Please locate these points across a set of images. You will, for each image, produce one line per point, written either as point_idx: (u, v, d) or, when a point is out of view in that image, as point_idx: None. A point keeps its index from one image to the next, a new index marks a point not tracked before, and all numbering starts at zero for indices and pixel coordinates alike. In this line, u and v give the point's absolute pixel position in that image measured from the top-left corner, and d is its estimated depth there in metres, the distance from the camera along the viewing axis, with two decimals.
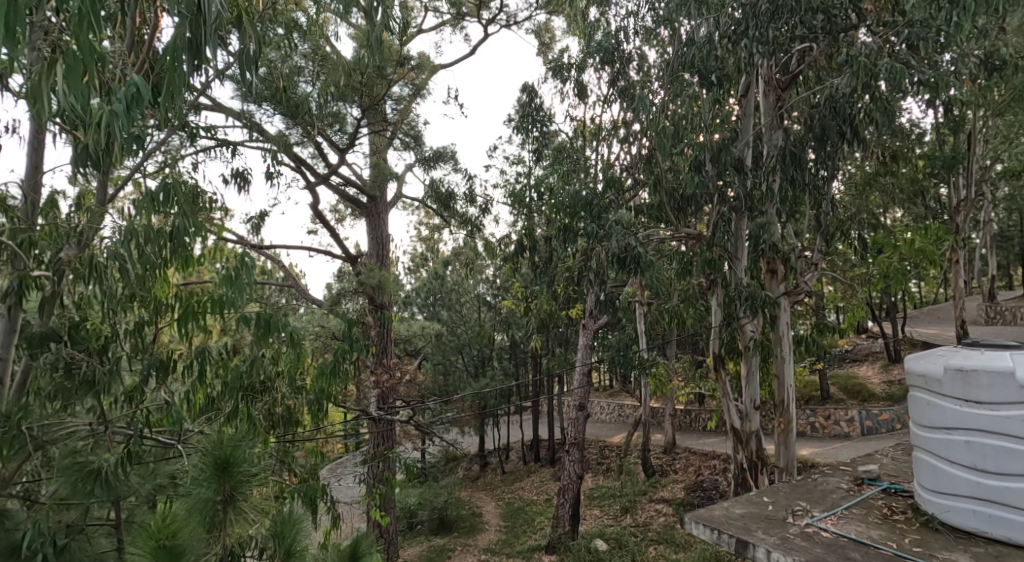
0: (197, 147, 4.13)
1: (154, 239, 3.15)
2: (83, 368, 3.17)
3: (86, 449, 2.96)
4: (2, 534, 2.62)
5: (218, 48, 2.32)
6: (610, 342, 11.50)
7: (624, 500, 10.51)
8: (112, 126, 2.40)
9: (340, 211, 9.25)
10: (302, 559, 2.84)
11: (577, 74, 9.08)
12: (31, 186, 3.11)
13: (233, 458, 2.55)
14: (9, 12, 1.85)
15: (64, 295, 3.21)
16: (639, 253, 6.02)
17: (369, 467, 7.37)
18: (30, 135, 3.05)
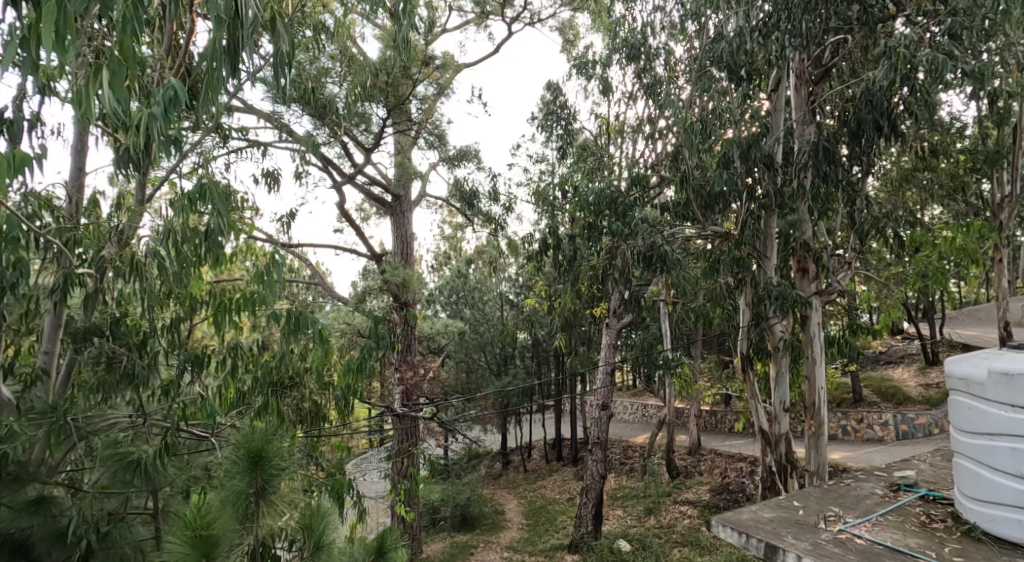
0: (229, 147, 4.22)
1: (189, 237, 3.22)
2: (124, 362, 3.33)
3: (127, 440, 3.10)
4: (50, 520, 2.66)
5: (255, 54, 2.36)
6: (634, 341, 11.42)
7: (648, 501, 10.43)
8: (150, 127, 2.46)
9: (365, 209, 9.36)
10: (330, 551, 2.88)
11: (603, 71, 9.03)
12: (76, 187, 3.25)
13: (266, 450, 2.59)
14: (59, 19, 1.89)
15: (105, 290, 3.30)
16: (665, 251, 5.99)
17: (394, 462, 7.44)
18: (76, 138, 3.19)
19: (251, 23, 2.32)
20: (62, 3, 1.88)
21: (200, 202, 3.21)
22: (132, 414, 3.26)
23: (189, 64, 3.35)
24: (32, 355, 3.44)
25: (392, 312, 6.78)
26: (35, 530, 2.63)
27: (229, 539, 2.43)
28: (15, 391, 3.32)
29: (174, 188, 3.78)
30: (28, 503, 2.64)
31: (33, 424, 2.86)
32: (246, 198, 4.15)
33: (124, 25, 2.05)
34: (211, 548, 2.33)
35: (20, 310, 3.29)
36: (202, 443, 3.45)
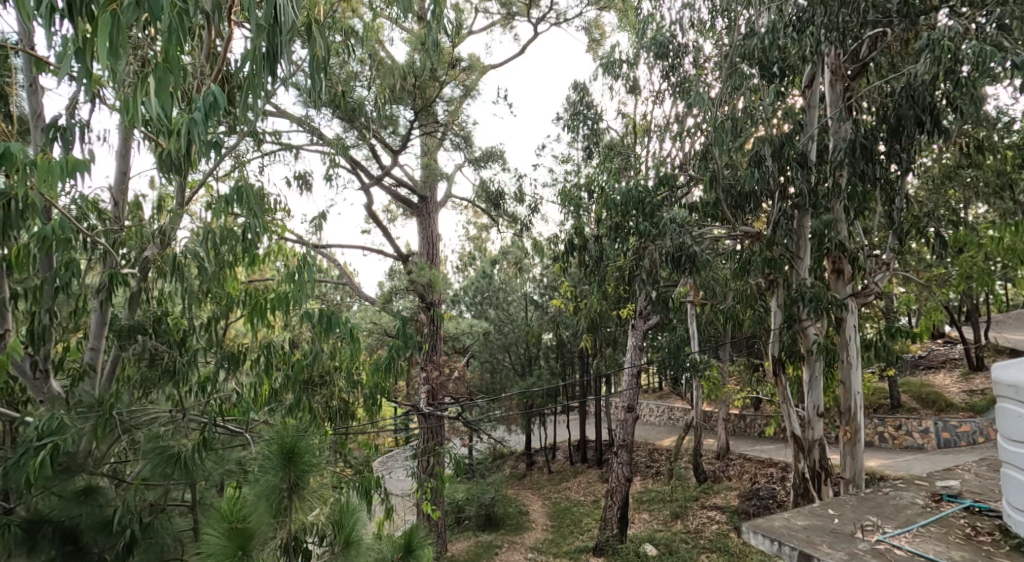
0: (262, 151, 4.28)
1: (226, 237, 3.27)
2: (165, 360, 3.46)
3: (167, 433, 3.14)
4: (96, 510, 2.80)
5: (294, 60, 2.35)
6: (661, 342, 11.28)
7: (675, 505, 10.27)
8: (191, 132, 2.51)
9: (392, 211, 9.43)
10: (359, 547, 2.90)
11: (631, 70, 8.92)
12: (120, 190, 3.35)
13: (298, 447, 2.67)
14: (113, 32, 1.92)
15: (147, 289, 3.39)
16: (693, 252, 5.90)
17: (420, 461, 7.46)
18: (120, 142, 3.28)
19: (288, 29, 2.34)
20: (114, 15, 1.92)
21: (237, 205, 3.26)
22: (172, 409, 3.30)
23: (228, 69, 3.42)
24: (80, 351, 3.58)
25: (419, 313, 6.80)
26: (83, 519, 2.76)
27: (263, 533, 2.51)
28: (66, 385, 3.50)
29: (211, 192, 3.85)
30: (76, 493, 2.77)
31: (82, 417, 2.91)
32: (278, 201, 4.20)
33: (169, 35, 2.06)
34: (247, 541, 2.42)
35: (69, 310, 3.41)
36: (234, 439, 3.53)
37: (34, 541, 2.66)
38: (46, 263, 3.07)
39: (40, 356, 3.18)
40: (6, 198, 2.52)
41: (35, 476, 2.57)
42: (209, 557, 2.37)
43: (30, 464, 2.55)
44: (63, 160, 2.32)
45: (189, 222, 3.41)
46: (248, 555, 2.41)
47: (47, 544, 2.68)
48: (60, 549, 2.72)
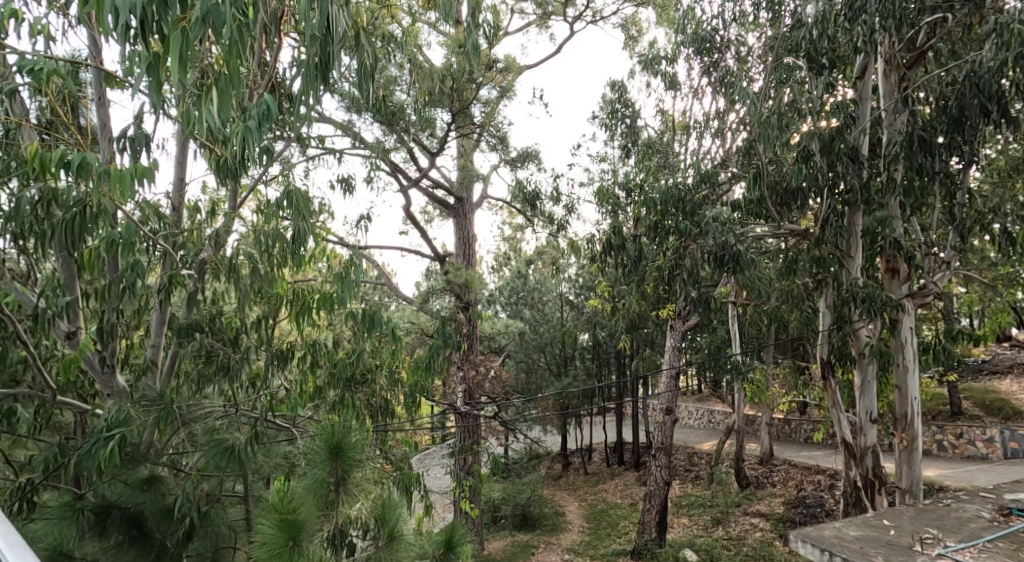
0: (307, 155, 4.36)
1: (277, 237, 3.33)
2: (220, 357, 3.58)
3: (223, 426, 3.24)
4: (158, 497, 2.91)
5: (346, 68, 2.31)
6: (702, 344, 11.08)
7: (716, 511, 10.03)
8: (247, 140, 2.55)
9: (429, 212, 9.52)
10: (403, 542, 2.93)
11: (670, 67, 8.75)
12: (178, 195, 3.49)
13: (345, 443, 2.76)
14: (183, 49, 1.93)
15: (203, 289, 3.50)
16: (737, 251, 5.76)
17: (458, 459, 7.49)
18: (178, 150, 3.41)
19: (340, 38, 2.29)
20: (184, 31, 1.92)
21: (285, 208, 3.33)
22: (225, 404, 3.42)
23: (277, 75, 3.50)
24: (142, 347, 3.74)
25: (456, 313, 6.82)
26: (147, 506, 2.89)
27: (312, 525, 2.56)
28: (130, 380, 3.67)
29: (261, 197, 3.96)
30: (141, 482, 2.92)
31: (146, 410, 3.06)
32: (322, 203, 4.27)
33: (231, 48, 2.01)
34: (297, 531, 2.46)
35: (131, 308, 3.56)
36: (280, 434, 3.61)
37: (104, 525, 2.83)
38: (113, 265, 3.26)
39: (106, 352, 3.38)
40: (81, 205, 2.63)
41: (105, 465, 2.72)
42: (262, 546, 2.43)
43: (100, 454, 2.67)
44: (133, 168, 2.37)
45: (238, 224, 3.52)
46: (299, 544, 2.44)
47: (115, 529, 2.85)
48: (127, 533, 2.89)
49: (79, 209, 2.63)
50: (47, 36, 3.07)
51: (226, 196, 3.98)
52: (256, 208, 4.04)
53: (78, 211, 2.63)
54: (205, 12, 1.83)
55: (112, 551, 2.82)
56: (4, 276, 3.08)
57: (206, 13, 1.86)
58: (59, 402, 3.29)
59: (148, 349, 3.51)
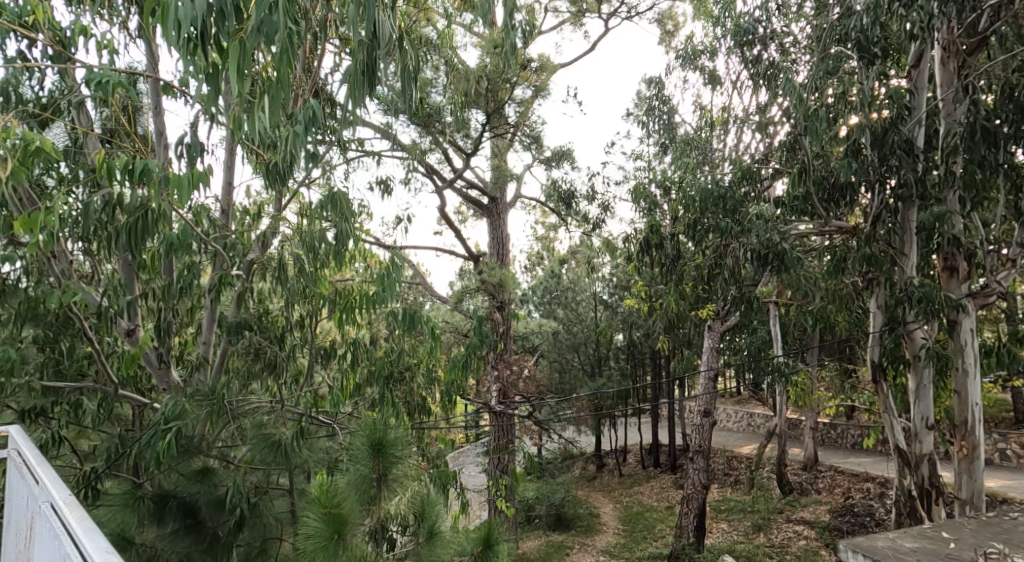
0: (347, 158, 4.41)
1: (318, 238, 3.37)
2: (268, 354, 3.61)
3: (270, 422, 3.33)
4: (211, 488, 3.04)
5: (392, 72, 2.29)
6: (742, 345, 10.82)
7: (757, 517, 9.77)
8: (294, 145, 2.60)
9: (463, 212, 9.55)
10: (441, 539, 2.99)
11: (709, 61, 8.55)
12: (227, 198, 3.58)
13: (387, 440, 2.79)
14: (240, 58, 1.96)
15: (251, 288, 3.60)
16: (782, 250, 5.60)
17: (492, 458, 7.48)
18: (228, 156, 3.49)
19: (387, 42, 2.28)
20: (242, 41, 1.96)
21: (329, 210, 3.37)
22: (272, 400, 3.50)
23: (319, 81, 3.57)
24: (194, 344, 3.87)
25: (491, 312, 6.80)
26: (200, 497, 3.01)
27: (355, 519, 2.67)
28: (183, 375, 3.81)
29: (302, 200, 4.02)
30: (195, 473, 3.05)
31: (199, 404, 3.13)
32: (362, 204, 4.31)
33: (285, 55, 2.03)
34: (343, 526, 2.56)
35: (184, 306, 3.68)
36: (322, 430, 3.74)
37: (162, 513, 2.96)
38: (169, 266, 3.37)
39: (162, 348, 3.49)
40: (142, 208, 2.70)
41: (162, 456, 2.84)
42: (309, 538, 2.52)
43: (158, 445, 2.78)
44: (191, 174, 2.44)
45: (283, 226, 3.59)
46: (344, 538, 2.55)
47: (171, 517, 2.97)
48: (182, 521, 3.00)
49: (141, 214, 2.70)
50: (111, 50, 3.20)
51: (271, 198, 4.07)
52: (299, 210, 4.10)
53: (140, 214, 2.70)
54: (258, 23, 1.86)
55: (169, 538, 2.95)
56: (71, 276, 3.23)
57: (260, 23, 1.89)
58: (121, 395, 3.45)
59: (200, 345, 3.61)
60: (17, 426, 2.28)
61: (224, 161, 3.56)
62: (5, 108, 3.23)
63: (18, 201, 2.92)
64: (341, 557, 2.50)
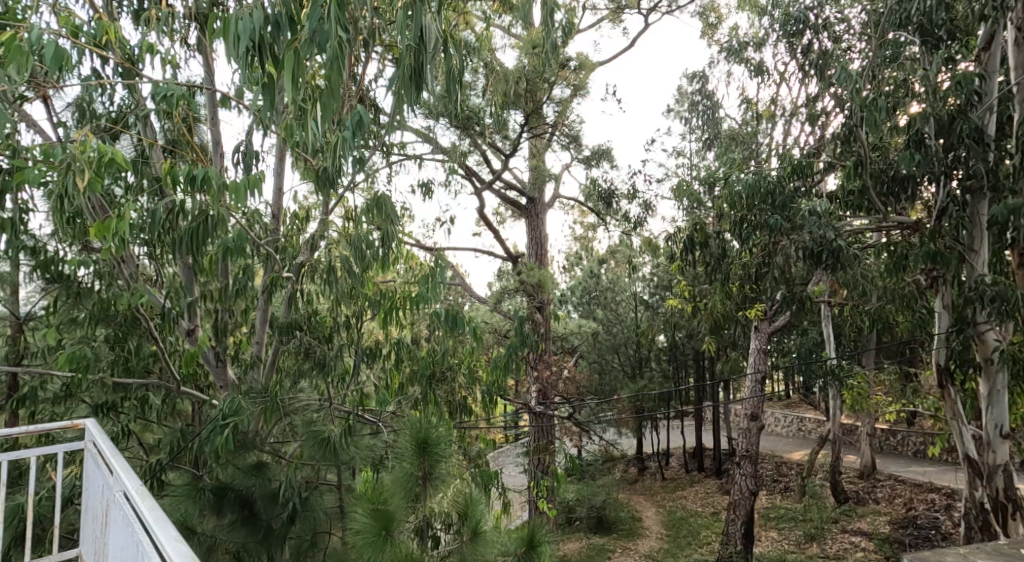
0: (389, 161, 4.40)
1: (365, 242, 3.37)
2: (318, 353, 3.71)
3: (319, 419, 3.42)
4: (264, 482, 3.19)
5: (439, 78, 2.22)
6: (792, 347, 10.42)
7: (809, 526, 9.37)
8: (343, 150, 2.63)
9: (501, 212, 9.49)
10: (485, 539, 2.97)
11: (756, 53, 8.23)
12: (277, 203, 3.65)
13: (430, 438, 2.86)
14: (294, 66, 1.96)
15: (302, 289, 3.64)
16: (839, 248, 5.31)
17: (532, 459, 7.40)
18: (280, 162, 3.58)
19: (434, 47, 2.21)
20: (297, 52, 1.98)
21: (374, 214, 3.35)
22: (320, 399, 3.61)
23: (364, 86, 3.56)
24: (248, 343, 3.96)
25: (532, 313, 6.70)
26: (255, 489, 3.16)
27: (400, 516, 2.77)
28: (239, 373, 3.91)
29: (346, 204, 4.02)
30: (251, 467, 3.21)
31: (253, 401, 3.24)
32: (404, 207, 4.30)
33: (336, 63, 2.00)
34: (389, 521, 2.67)
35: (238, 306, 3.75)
36: (367, 426, 3.68)
37: (221, 505, 3.08)
38: (225, 269, 3.44)
39: (219, 348, 3.60)
40: (203, 212, 2.77)
41: (221, 451, 2.95)
42: (359, 533, 2.64)
43: (217, 441, 2.88)
44: (248, 181, 2.55)
45: (331, 229, 3.60)
46: (390, 534, 2.65)
47: (229, 509, 3.09)
48: (240, 513, 3.13)
49: (202, 217, 2.78)
50: (174, 65, 3.30)
51: (317, 202, 4.10)
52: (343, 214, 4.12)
53: (201, 219, 2.77)
54: (312, 32, 1.90)
55: (227, 529, 3.09)
56: (139, 279, 3.34)
57: (313, 33, 1.90)
58: (183, 391, 3.62)
59: (254, 345, 3.70)
60: (92, 420, 2.56)
61: (275, 166, 3.76)
62: (80, 122, 3.31)
63: (91, 210, 3.01)
64: (388, 553, 2.61)
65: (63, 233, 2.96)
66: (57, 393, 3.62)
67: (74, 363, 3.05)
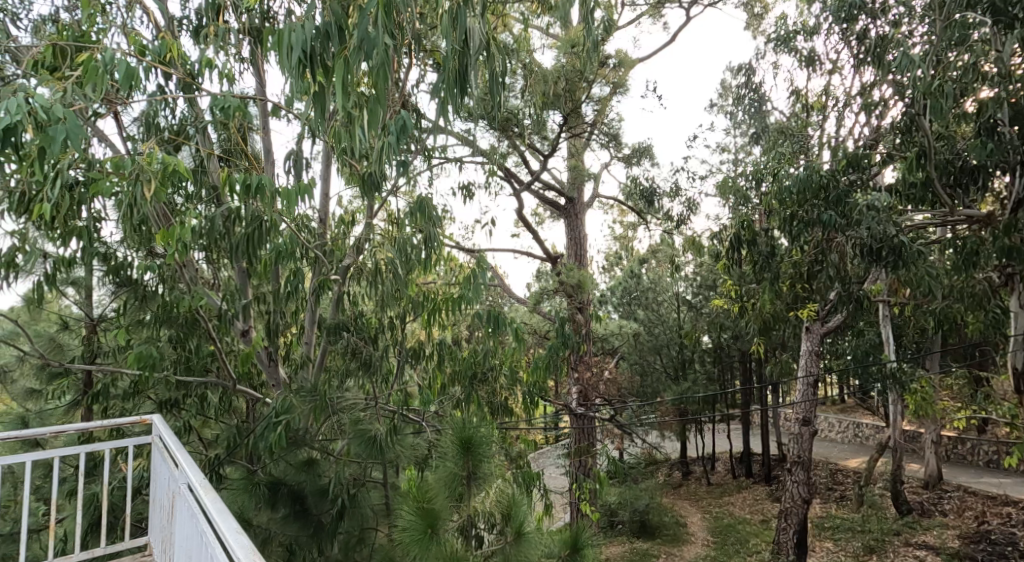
0: (430, 164, 4.34)
1: (409, 244, 3.33)
2: (364, 353, 3.64)
3: (366, 418, 3.45)
4: (314, 478, 3.22)
5: (483, 81, 2.14)
6: (847, 349, 9.94)
7: (868, 537, 8.91)
8: (388, 155, 2.60)
9: (539, 213, 9.35)
10: (531, 540, 2.85)
11: (806, 43, 7.84)
12: (324, 208, 3.66)
13: (475, 438, 2.82)
14: (343, 75, 1.92)
15: (348, 291, 3.63)
16: (901, 243, 4.98)
17: (573, 462, 7.24)
18: (327, 169, 3.59)
19: (479, 50, 2.13)
20: (347, 60, 1.94)
21: (417, 218, 3.30)
22: (366, 398, 3.62)
23: (406, 91, 3.52)
24: (298, 344, 3.99)
25: (572, 314, 6.55)
26: (306, 485, 3.20)
27: (446, 515, 2.71)
28: (290, 373, 3.95)
29: (390, 208, 3.99)
30: (302, 463, 3.25)
31: (305, 398, 3.27)
32: (445, 210, 4.25)
33: (381, 70, 1.95)
34: (435, 520, 2.61)
35: (288, 307, 3.75)
36: (410, 425, 3.71)
37: (275, 498, 3.13)
38: (276, 273, 3.45)
39: (272, 349, 3.67)
40: (258, 217, 2.79)
41: (275, 446, 3.04)
42: (404, 530, 2.61)
43: (271, 437, 2.95)
44: (299, 187, 2.56)
45: (376, 232, 3.58)
46: (437, 532, 2.60)
47: (283, 503, 3.15)
48: (291, 507, 3.19)
49: (256, 224, 2.79)
50: (230, 78, 3.32)
51: (361, 206, 4.09)
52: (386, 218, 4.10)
53: (256, 225, 2.79)
54: (359, 39, 1.84)
55: (280, 522, 3.16)
56: (199, 283, 3.38)
57: (361, 41, 1.86)
58: (239, 389, 3.67)
59: (304, 345, 3.78)
60: (158, 416, 2.69)
61: (322, 172, 3.78)
62: (147, 136, 3.32)
63: (157, 218, 3.01)
64: (433, 552, 2.55)
65: (131, 241, 3.00)
66: (124, 391, 3.71)
67: (141, 363, 3.09)
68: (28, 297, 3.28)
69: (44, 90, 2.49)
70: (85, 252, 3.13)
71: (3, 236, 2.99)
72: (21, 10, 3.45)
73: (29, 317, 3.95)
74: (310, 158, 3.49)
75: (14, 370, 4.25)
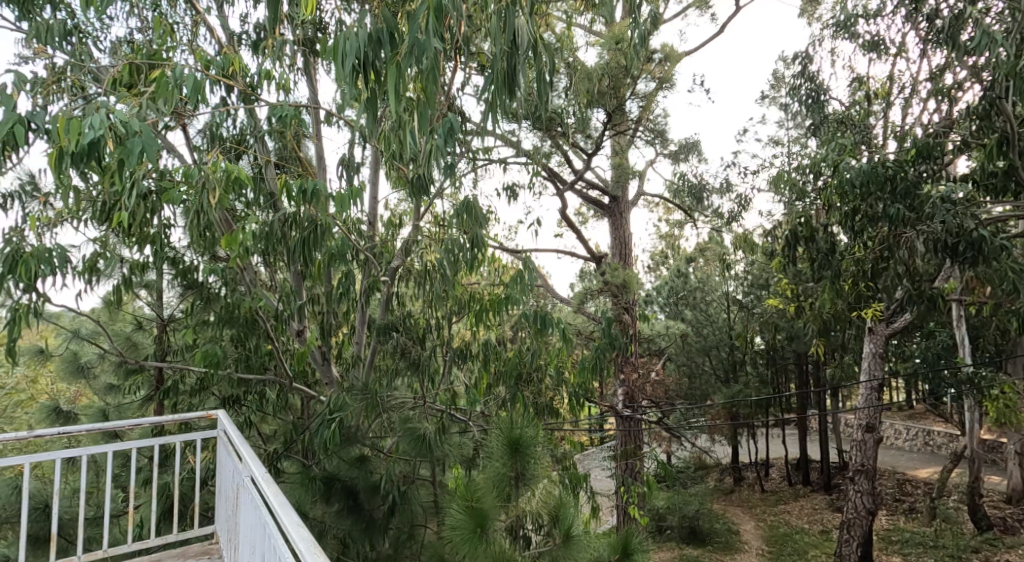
0: (474, 165, 4.30)
1: (456, 246, 3.31)
2: (412, 354, 3.72)
3: (416, 417, 3.46)
4: (364, 475, 3.20)
5: (532, 81, 2.07)
6: (913, 352, 9.41)
7: (942, 553, 8.37)
8: (436, 158, 2.57)
9: (583, 213, 9.20)
10: (581, 543, 2.74)
11: (867, 29, 7.43)
12: (373, 212, 3.69)
13: (522, 439, 2.82)
14: (394, 81, 1.89)
15: (398, 292, 3.64)
16: (980, 236, 4.62)
17: (622, 465, 7.07)
18: (377, 173, 3.62)
19: (527, 50, 2.05)
20: (399, 65, 1.91)
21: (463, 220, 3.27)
22: (415, 397, 3.62)
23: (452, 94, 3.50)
24: (349, 343, 4.03)
25: (618, 315, 6.42)
26: (359, 481, 3.18)
27: (495, 515, 2.67)
28: (342, 371, 3.99)
29: (435, 210, 3.98)
30: (355, 459, 3.25)
31: (356, 396, 3.28)
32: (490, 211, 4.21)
33: (431, 74, 1.91)
34: (484, 519, 2.57)
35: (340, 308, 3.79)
36: (457, 425, 3.72)
37: (329, 492, 3.13)
38: (328, 275, 3.49)
39: (325, 348, 3.72)
40: (314, 221, 2.80)
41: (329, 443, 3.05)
42: (454, 529, 2.58)
43: (326, 434, 2.96)
44: (352, 190, 2.56)
45: (423, 233, 3.57)
46: (486, 532, 2.56)
47: (337, 497, 3.16)
48: (345, 502, 3.19)
49: (312, 227, 2.80)
50: (287, 88, 3.38)
51: (407, 209, 4.10)
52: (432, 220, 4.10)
53: (311, 227, 2.79)
54: (409, 44, 1.81)
55: (334, 516, 3.17)
56: (259, 286, 3.45)
57: (413, 44, 1.83)
58: (294, 387, 3.73)
59: (354, 345, 3.83)
60: (223, 412, 2.73)
61: (371, 177, 3.80)
62: (211, 145, 3.40)
63: (220, 223, 3.08)
64: (483, 551, 2.51)
65: (196, 245, 3.07)
66: (190, 388, 3.83)
67: (206, 361, 3.17)
68: (105, 299, 3.42)
69: (122, 106, 2.57)
70: (156, 257, 3.23)
71: (85, 244, 3.12)
72: (100, 32, 3.57)
73: (104, 317, 4.13)
74: (360, 163, 3.52)
75: (90, 366, 4.47)
